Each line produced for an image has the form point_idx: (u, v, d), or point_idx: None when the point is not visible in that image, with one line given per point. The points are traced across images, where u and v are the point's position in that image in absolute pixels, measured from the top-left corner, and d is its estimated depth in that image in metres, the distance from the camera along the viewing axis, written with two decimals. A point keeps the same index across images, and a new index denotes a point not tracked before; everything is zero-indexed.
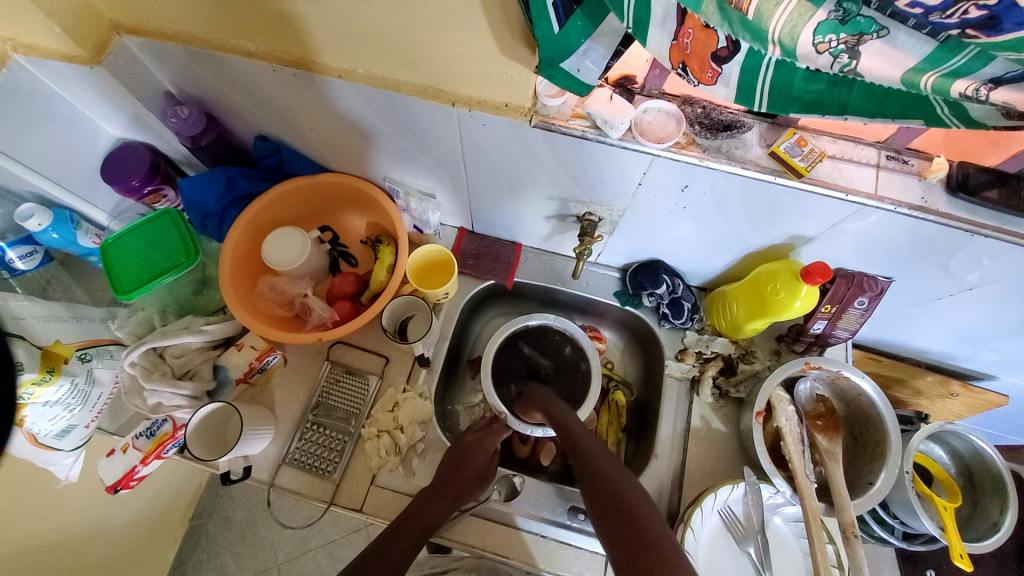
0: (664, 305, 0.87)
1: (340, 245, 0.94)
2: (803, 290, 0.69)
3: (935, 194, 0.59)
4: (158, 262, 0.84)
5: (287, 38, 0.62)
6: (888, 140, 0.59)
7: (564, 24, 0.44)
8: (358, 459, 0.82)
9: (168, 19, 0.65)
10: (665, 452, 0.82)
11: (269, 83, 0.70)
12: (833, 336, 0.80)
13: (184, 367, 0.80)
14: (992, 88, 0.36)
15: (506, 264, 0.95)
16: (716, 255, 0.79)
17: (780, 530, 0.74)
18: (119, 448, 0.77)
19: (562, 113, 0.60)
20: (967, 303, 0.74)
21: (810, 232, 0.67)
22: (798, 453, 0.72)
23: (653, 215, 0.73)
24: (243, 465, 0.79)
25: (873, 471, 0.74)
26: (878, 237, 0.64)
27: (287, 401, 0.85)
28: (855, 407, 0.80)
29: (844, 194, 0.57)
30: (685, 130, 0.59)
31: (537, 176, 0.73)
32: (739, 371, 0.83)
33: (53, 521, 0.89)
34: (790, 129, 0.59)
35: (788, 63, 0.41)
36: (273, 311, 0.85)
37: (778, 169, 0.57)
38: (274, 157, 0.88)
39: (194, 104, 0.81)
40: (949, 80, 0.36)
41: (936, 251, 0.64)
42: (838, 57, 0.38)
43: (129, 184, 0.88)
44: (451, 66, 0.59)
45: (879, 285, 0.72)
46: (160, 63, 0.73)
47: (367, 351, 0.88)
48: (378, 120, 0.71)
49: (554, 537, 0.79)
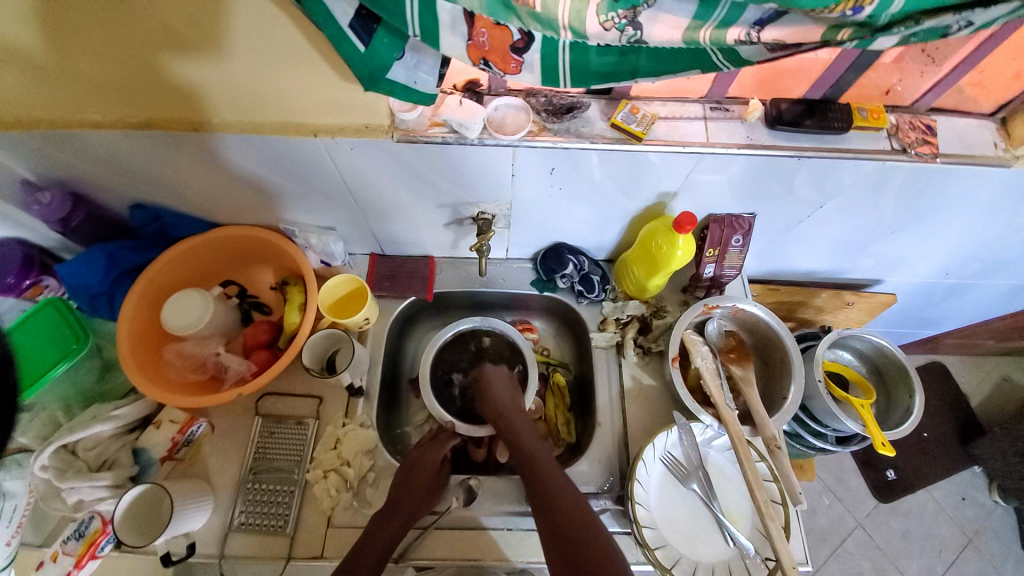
0: (577, 283, 0.93)
1: (249, 296, 0.92)
2: (680, 240, 0.75)
3: (758, 131, 0.67)
4: (49, 353, 0.79)
5: (134, 101, 0.63)
6: (708, 94, 0.67)
7: (370, 42, 0.48)
8: (309, 506, 0.80)
9: (5, 107, 0.64)
10: (607, 419, 0.85)
11: (128, 151, 0.69)
12: (725, 276, 0.87)
13: (100, 458, 0.75)
14: (759, 30, 0.43)
15: (422, 278, 0.96)
16: (607, 226, 0.85)
17: (718, 460, 0.80)
18: (48, 558, 0.71)
19: (421, 124, 0.64)
20: (825, 220, 0.84)
21: (673, 187, 0.74)
22: (717, 387, 0.78)
23: (537, 202, 0.78)
24: (185, 543, 0.74)
25: (784, 386, 0.82)
26: (731, 179, 0.72)
27: (222, 467, 0.82)
28: (760, 334, 0.88)
29: (683, 148, 0.64)
30: (535, 119, 0.64)
31: (420, 188, 0.75)
32: (655, 327, 0.90)
33: None
34: (622, 102, 0.66)
35: (579, 43, 0.46)
36: (187, 378, 0.82)
37: (621, 138, 0.64)
38: (156, 223, 0.85)
39: (56, 186, 0.78)
40: (721, 30, 0.43)
41: (781, 180, 0.72)
42: (624, 30, 0.43)
43: (3, 282, 0.85)
44: (302, 101, 0.62)
45: (745, 222, 0.80)
46: (6, 152, 0.70)
47: (297, 396, 0.86)
48: (248, 165, 0.71)
49: (521, 528, 0.80)
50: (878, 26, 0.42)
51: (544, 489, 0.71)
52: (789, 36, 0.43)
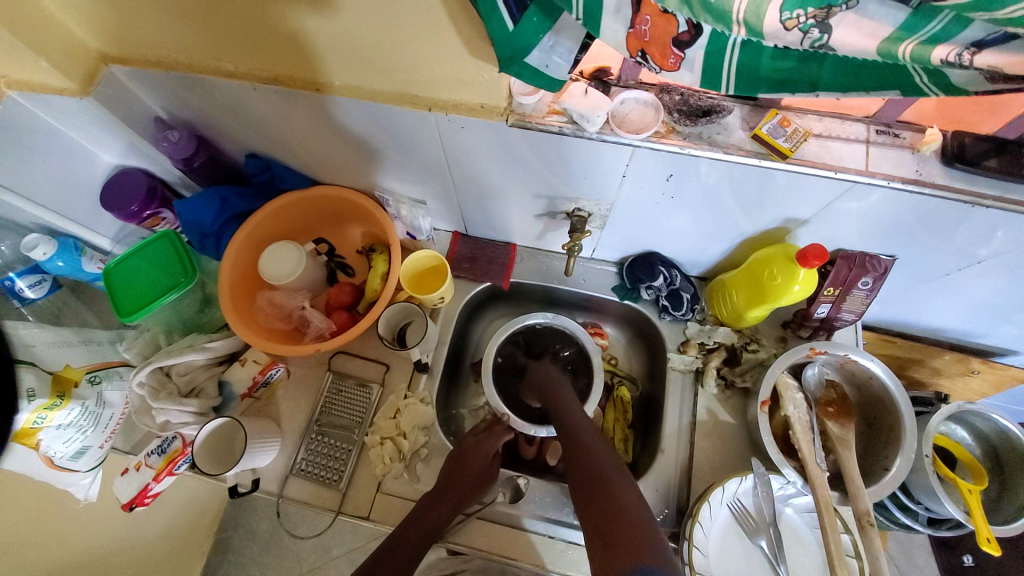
0: (663, 297, 0.86)
1: (336, 256, 0.95)
2: (801, 273, 0.67)
3: (930, 165, 0.56)
4: (161, 282, 0.86)
5: (265, 55, 0.64)
6: (877, 114, 0.58)
7: (519, 21, 0.45)
8: (363, 468, 0.82)
9: (151, 47, 0.67)
10: (671, 447, 0.80)
11: (254, 103, 0.72)
12: (838, 319, 0.77)
13: (189, 385, 0.82)
14: (976, 52, 0.34)
15: (501, 265, 0.94)
16: (711, 243, 0.77)
17: (793, 521, 0.71)
18: (133, 466, 0.79)
19: (538, 111, 0.60)
20: (980, 278, 0.71)
21: (804, 214, 0.65)
22: (807, 441, 0.70)
23: (642, 207, 0.72)
24: (251, 477, 0.81)
25: (888, 456, 0.71)
26: (877, 214, 0.62)
27: (291, 413, 0.86)
28: (867, 391, 0.77)
29: (832, 172, 0.55)
30: (664, 119, 0.58)
31: (522, 176, 0.72)
32: (743, 360, 0.81)
33: None
34: (772, 110, 0.58)
35: (754, 43, 0.40)
36: (272, 324, 0.87)
37: (761, 151, 0.56)
38: (266, 174, 0.89)
39: (185, 127, 0.83)
40: (927, 47, 0.35)
41: (942, 224, 0.61)
42: (809, 32, 0.36)
43: (128, 210, 0.90)
44: (422, 72, 0.60)
45: (883, 264, 0.70)
46: (149, 90, 0.75)
47: (367, 359, 0.89)
48: (363, 129, 0.71)
49: (562, 538, 0.78)
50: None
51: (581, 462, 0.67)
52: (1008, 66, 0.34)
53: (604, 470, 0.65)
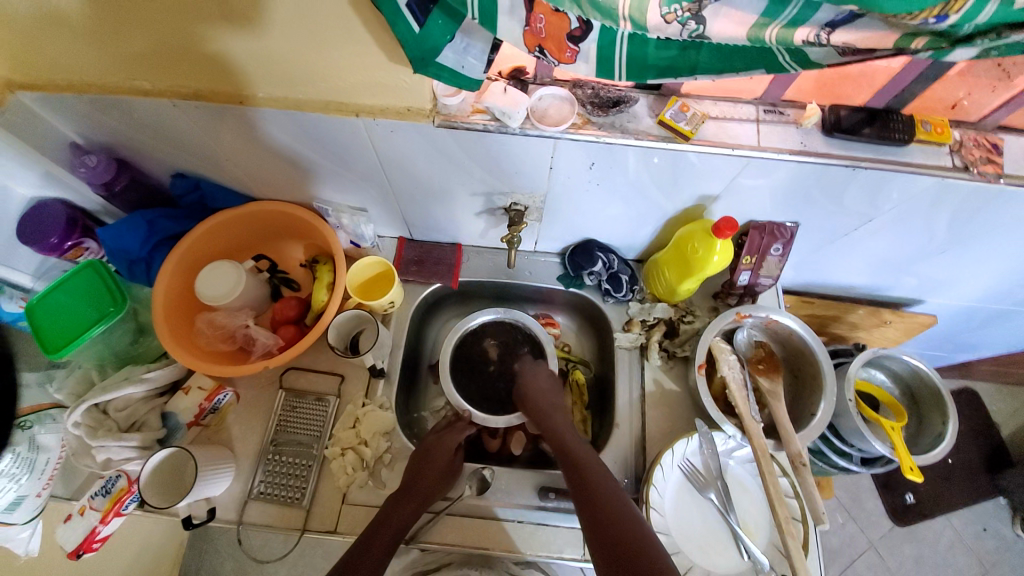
0: (604, 282, 0.91)
1: (279, 272, 0.93)
2: (718, 245, 0.73)
3: (814, 137, 0.64)
4: (87, 315, 0.81)
5: (183, 72, 0.63)
6: (763, 95, 0.64)
7: (425, 23, 0.47)
8: (326, 481, 0.81)
9: (57, 69, 0.64)
10: (625, 419, 0.84)
11: (176, 120, 0.70)
12: (759, 284, 0.85)
13: (129, 420, 0.78)
14: (830, 32, 0.40)
15: (449, 265, 0.96)
16: (641, 226, 0.83)
17: (738, 472, 0.78)
18: (76, 511, 0.74)
19: (463, 110, 0.63)
20: (873, 234, 0.80)
21: (715, 190, 0.72)
22: (742, 398, 0.76)
23: (573, 197, 0.76)
24: (205, 507, 0.77)
25: (813, 403, 0.79)
26: (777, 185, 0.69)
27: (245, 436, 0.84)
28: (790, 346, 0.85)
29: (731, 149, 0.62)
30: (579, 111, 0.62)
31: (458, 176, 0.75)
32: (681, 331, 0.88)
33: None
34: (673, 98, 0.64)
35: (638, 36, 0.44)
36: (216, 347, 0.84)
37: (667, 136, 0.62)
38: (196, 193, 0.86)
39: (103, 151, 0.79)
40: (789, 30, 0.41)
41: (832, 188, 0.69)
42: (686, 25, 0.41)
43: (47, 242, 0.86)
44: (347, 80, 0.61)
45: (788, 231, 0.78)
46: (59, 115, 0.71)
47: (320, 372, 0.88)
48: (289, 141, 0.72)
49: (531, 521, 0.80)
50: (958, 37, 0.39)
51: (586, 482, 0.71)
52: (860, 41, 0.40)
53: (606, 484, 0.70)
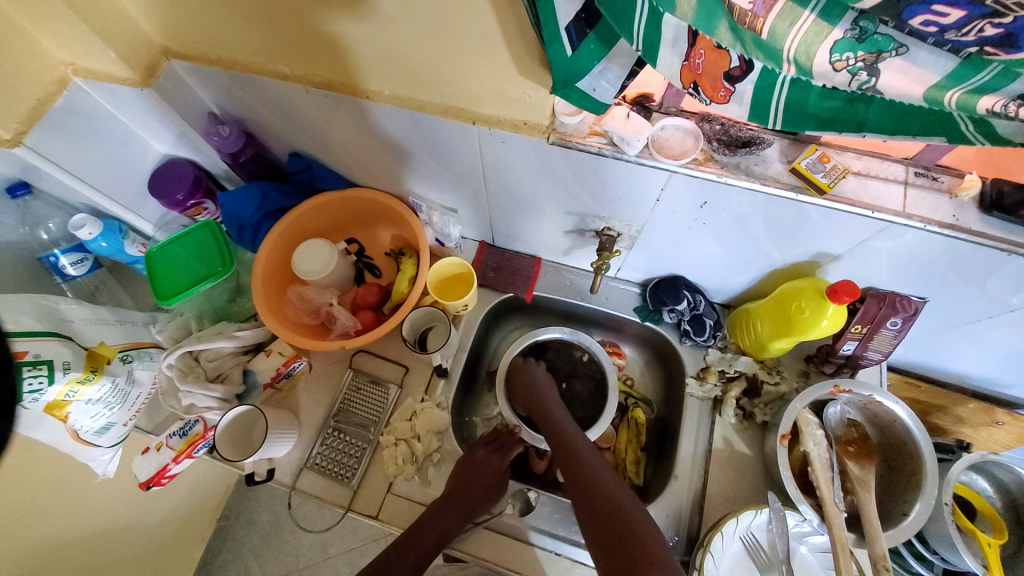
0: (685, 322, 0.86)
1: (365, 256, 0.97)
2: (830, 308, 0.67)
3: (968, 211, 0.56)
4: (197, 270, 0.89)
5: (319, 61, 0.67)
6: (916, 157, 0.58)
7: (578, 47, 0.46)
8: (376, 467, 0.83)
9: (212, 46, 0.70)
10: (685, 473, 0.80)
11: (303, 103, 0.74)
12: (865, 358, 0.77)
13: (216, 370, 0.84)
14: (1022, 103, 0.34)
15: (525, 278, 0.95)
16: (739, 272, 0.78)
17: (806, 559, 0.71)
18: (152, 447, 0.81)
19: (580, 130, 0.62)
20: (1011, 326, 0.70)
21: (837, 250, 0.65)
22: (826, 479, 0.69)
23: (671, 232, 0.73)
24: (267, 468, 0.83)
25: (908, 502, 0.70)
26: (910, 255, 0.62)
27: (311, 407, 0.88)
28: (890, 434, 0.76)
29: (869, 211, 0.56)
30: (703, 147, 0.59)
31: (556, 193, 0.74)
32: (764, 392, 0.81)
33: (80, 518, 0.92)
34: (811, 146, 0.59)
35: (803, 81, 0.41)
36: (300, 319, 0.89)
37: (798, 186, 0.57)
38: (306, 173, 0.92)
39: (235, 123, 0.86)
40: (973, 96, 0.35)
41: (974, 270, 0.60)
42: (857, 74, 0.37)
43: (173, 198, 0.94)
44: (471, 86, 0.62)
45: (913, 306, 0.69)
46: (204, 85, 0.78)
47: (388, 360, 0.90)
48: (399, 135, 0.74)
49: (568, 556, 0.77)
50: None
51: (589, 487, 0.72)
52: None
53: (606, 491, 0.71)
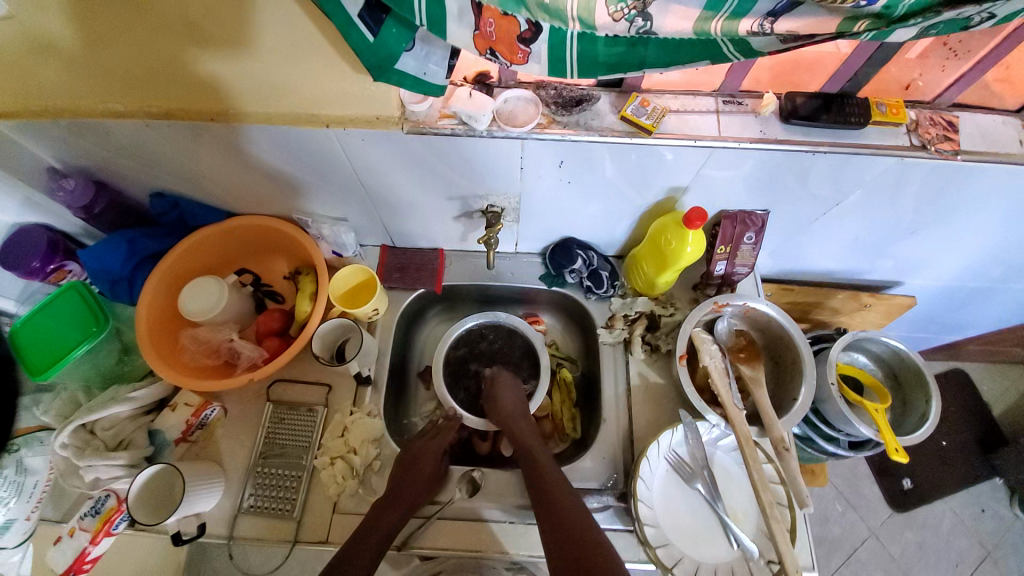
0: (585, 278, 0.92)
1: (263, 285, 0.94)
2: (689, 237, 0.75)
3: (772, 126, 0.65)
4: (70, 337, 0.82)
5: (153, 91, 0.64)
6: (721, 87, 0.67)
7: (379, 32, 0.49)
8: (316, 492, 0.81)
9: (29, 95, 0.65)
10: (612, 415, 0.85)
11: (149, 140, 0.71)
12: (735, 274, 0.86)
13: (116, 438, 0.78)
14: (773, 21, 0.42)
15: (431, 271, 0.96)
16: (617, 222, 0.85)
17: (724, 461, 0.79)
18: (65, 533, 0.75)
19: (430, 116, 0.64)
20: (843, 217, 0.82)
21: (683, 181, 0.73)
22: (724, 386, 0.77)
23: (547, 197, 0.78)
24: (195, 524, 0.78)
25: (795, 387, 0.80)
26: (743, 175, 0.71)
27: (234, 451, 0.84)
28: (770, 333, 0.86)
29: (693, 141, 0.63)
30: (544, 111, 0.64)
31: (434, 181, 0.76)
32: (663, 324, 0.89)
33: None
34: (634, 94, 0.65)
35: (587, 35, 0.46)
36: (201, 362, 0.84)
37: (630, 131, 0.64)
38: (175, 212, 0.87)
39: (81, 174, 0.80)
40: (735, 21, 0.42)
41: (796, 175, 0.70)
42: (634, 21, 0.43)
43: (29, 266, 0.87)
44: (317, 92, 0.62)
45: (758, 219, 0.79)
46: (33, 138, 0.72)
47: (308, 383, 0.88)
48: (257, 152, 0.72)
49: (523, 522, 0.80)
50: (895, 17, 0.40)
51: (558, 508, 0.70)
52: (804, 28, 0.42)
53: (562, 493, 0.72)
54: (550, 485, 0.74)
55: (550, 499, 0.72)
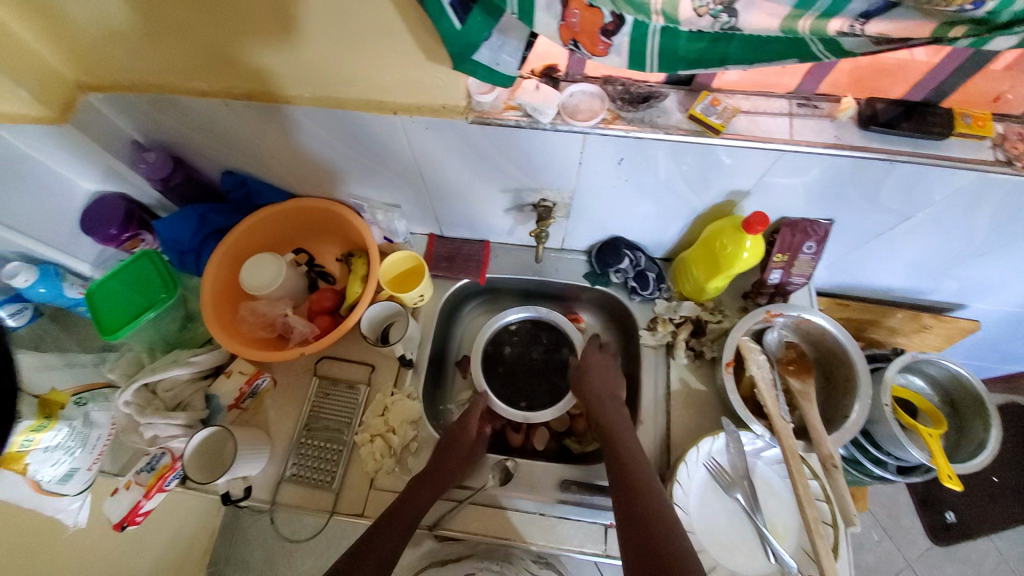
0: (631, 279, 0.91)
1: (316, 265, 0.98)
2: (748, 241, 0.72)
3: (847, 132, 0.63)
4: (138, 303, 0.88)
5: (233, 73, 0.67)
6: (796, 90, 0.64)
7: (466, 20, 0.49)
8: (355, 467, 0.84)
9: (122, 72, 0.70)
10: (651, 418, 0.84)
11: (226, 119, 0.75)
12: (790, 284, 0.84)
13: (175, 400, 0.83)
14: (864, 22, 0.40)
15: (477, 262, 0.98)
16: (670, 223, 0.84)
17: (765, 472, 0.77)
18: (122, 485, 0.80)
19: (496, 107, 0.65)
20: (913, 233, 0.78)
21: (746, 185, 0.71)
22: (771, 397, 0.75)
23: (601, 193, 0.77)
24: (242, 486, 0.82)
25: (847, 404, 0.77)
26: (811, 182, 0.69)
27: (280, 420, 0.88)
28: (823, 347, 0.83)
29: (762, 144, 0.62)
30: (609, 107, 0.64)
31: (492, 172, 0.77)
32: (709, 331, 0.87)
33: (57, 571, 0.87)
34: (703, 93, 0.64)
35: (670, 29, 0.46)
36: (257, 334, 0.89)
37: (697, 130, 0.62)
38: (242, 190, 0.92)
39: (161, 149, 0.85)
40: (824, 19, 0.41)
41: (867, 185, 0.67)
42: (718, 17, 0.42)
43: (106, 232, 0.93)
44: (389, 80, 0.64)
45: (821, 228, 0.77)
46: (122, 113, 0.77)
47: (352, 362, 0.91)
48: (324, 137, 0.75)
49: (554, 514, 0.80)
50: (998, 24, 0.38)
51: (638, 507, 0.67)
52: (896, 32, 0.40)
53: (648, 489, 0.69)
54: (638, 484, 0.70)
55: (628, 493, 0.69)
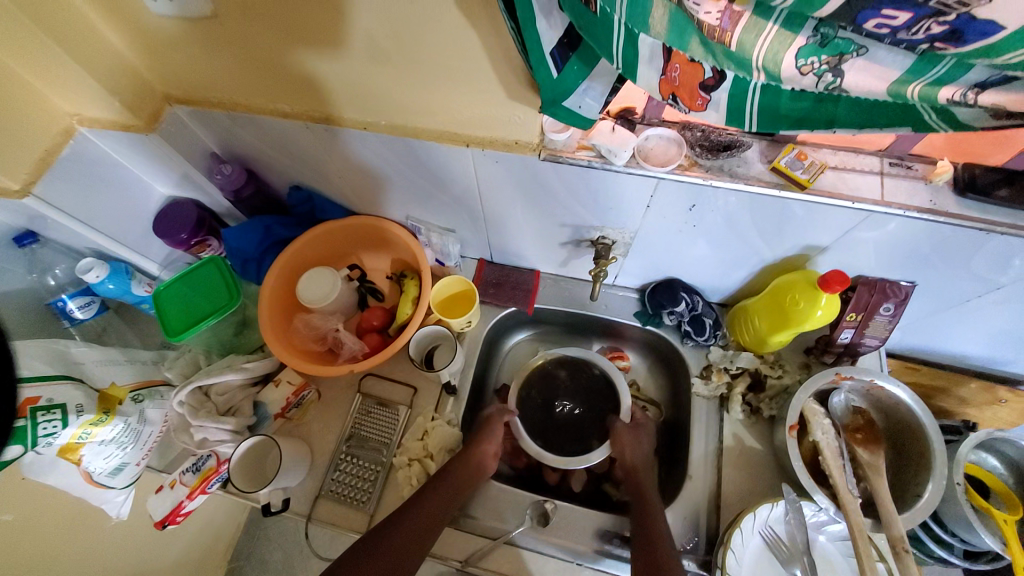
0: (685, 322, 0.88)
1: (368, 281, 0.99)
2: (824, 299, 0.69)
3: (943, 196, 0.59)
4: (201, 308, 0.91)
5: (313, 98, 0.70)
6: (889, 148, 0.61)
7: (563, 69, 0.50)
8: (391, 490, 0.83)
9: (211, 90, 0.73)
10: (699, 474, 0.80)
11: (301, 139, 0.78)
12: (862, 345, 0.79)
13: (227, 404, 0.85)
14: (978, 92, 0.37)
15: (525, 291, 0.97)
16: (733, 270, 0.80)
17: (827, 549, 0.71)
18: (166, 485, 0.80)
19: (569, 146, 0.65)
20: (1003, 303, 0.72)
21: (823, 241, 0.68)
22: (837, 467, 0.70)
23: (664, 236, 0.76)
24: (281, 497, 0.80)
25: (920, 482, 0.71)
26: (895, 243, 0.65)
27: (322, 434, 0.89)
28: (894, 417, 0.77)
29: (849, 202, 0.59)
30: (687, 153, 0.62)
31: (554, 207, 0.76)
32: (768, 386, 0.82)
33: (94, 559, 0.89)
34: (790, 145, 0.62)
35: (771, 87, 0.45)
36: (307, 346, 0.90)
37: (780, 183, 0.60)
38: (307, 204, 0.95)
39: (236, 162, 0.89)
40: (934, 88, 0.37)
41: (958, 251, 0.63)
42: (822, 77, 0.40)
43: (177, 238, 0.96)
44: (463, 113, 0.65)
45: (902, 291, 0.71)
46: (205, 127, 0.81)
47: (395, 382, 0.92)
48: (393, 161, 0.76)
49: (591, 567, 0.77)
50: None
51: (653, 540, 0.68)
52: (1010, 104, 0.36)
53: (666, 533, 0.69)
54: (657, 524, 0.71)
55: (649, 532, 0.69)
